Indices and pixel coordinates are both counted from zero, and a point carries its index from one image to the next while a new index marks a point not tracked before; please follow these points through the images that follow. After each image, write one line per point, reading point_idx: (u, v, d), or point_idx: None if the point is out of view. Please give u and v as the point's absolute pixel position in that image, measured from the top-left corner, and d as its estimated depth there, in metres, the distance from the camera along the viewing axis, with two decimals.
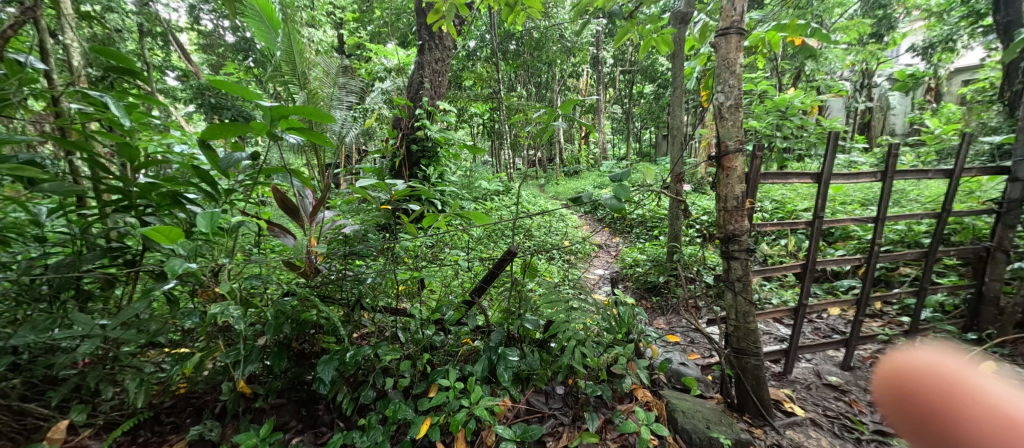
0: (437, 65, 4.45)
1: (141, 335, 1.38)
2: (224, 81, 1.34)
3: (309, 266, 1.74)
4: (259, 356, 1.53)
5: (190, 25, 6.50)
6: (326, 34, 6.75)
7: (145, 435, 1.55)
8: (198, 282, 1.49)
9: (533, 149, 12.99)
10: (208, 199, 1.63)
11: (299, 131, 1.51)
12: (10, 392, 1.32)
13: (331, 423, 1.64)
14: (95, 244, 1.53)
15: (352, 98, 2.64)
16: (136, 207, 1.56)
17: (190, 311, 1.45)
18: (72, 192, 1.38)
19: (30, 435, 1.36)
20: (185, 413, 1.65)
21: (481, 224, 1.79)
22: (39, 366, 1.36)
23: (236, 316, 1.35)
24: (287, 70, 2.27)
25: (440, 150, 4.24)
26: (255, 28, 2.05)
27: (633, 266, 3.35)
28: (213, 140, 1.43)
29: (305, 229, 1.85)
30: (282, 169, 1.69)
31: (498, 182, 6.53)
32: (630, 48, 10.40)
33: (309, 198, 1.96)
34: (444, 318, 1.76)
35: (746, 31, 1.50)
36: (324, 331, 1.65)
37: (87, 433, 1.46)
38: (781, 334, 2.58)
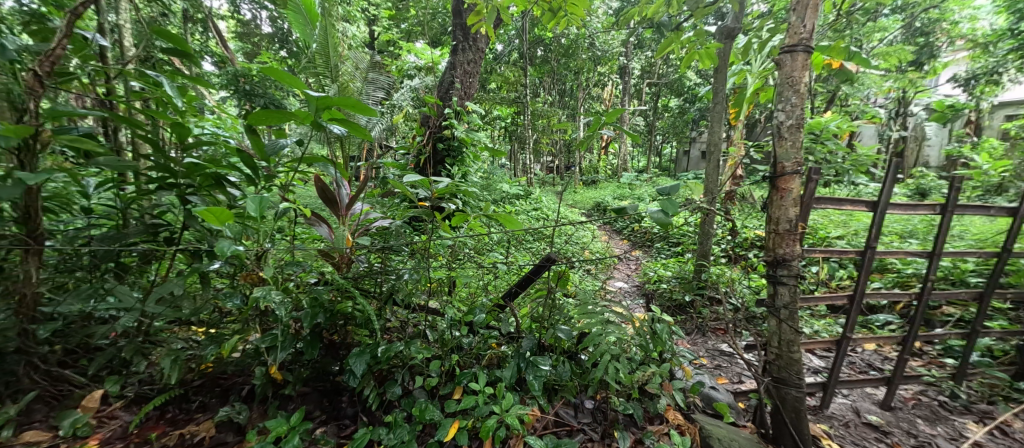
0: (469, 66, 4.51)
1: (177, 312, 1.45)
2: (275, 70, 1.38)
3: (342, 256, 1.82)
4: (294, 342, 1.56)
5: (230, 13, 6.74)
6: (359, 30, 6.91)
7: (173, 411, 1.60)
8: (242, 265, 1.57)
9: (551, 156, 12.99)
10: (250, 183, 1.69)
11: (341, 124, 1.52)
12: (50, 357, 1.43)
13: (355, 416, 1.67)
14: (137, 219, 1.60)
15: (381, 93, 2.68)
16: (180, 187, 1.59)
17: (232, 293, 1.52)
18: (117, 168, 1.43)
19: (70, 400, 1.45)
20: (212, 393, 1.67)
21: (507, 226, 1.93)
22: (76, 334, 1.46)
23: (277, 301, 1.42)
24: (321, 62, 2.38)
25: (466, 151, 4.37)
26: (292, 19, 2.11)
27: (656, 281, 3.32)
28: (258, 125, 1.45)
29: (340, 220, 2.02)
30: (324, 159, 1.70)
31: (518, 186, 6.81)
32: (660, 60, 10.34)
33: (347, 190, 2.08)
34: (476, 320, 1.77)
35: (814, 49, 1.46)
36: (357, 323, 1.69)
37: (119, 404, 1.53)
38: (817, 366, 2.50)
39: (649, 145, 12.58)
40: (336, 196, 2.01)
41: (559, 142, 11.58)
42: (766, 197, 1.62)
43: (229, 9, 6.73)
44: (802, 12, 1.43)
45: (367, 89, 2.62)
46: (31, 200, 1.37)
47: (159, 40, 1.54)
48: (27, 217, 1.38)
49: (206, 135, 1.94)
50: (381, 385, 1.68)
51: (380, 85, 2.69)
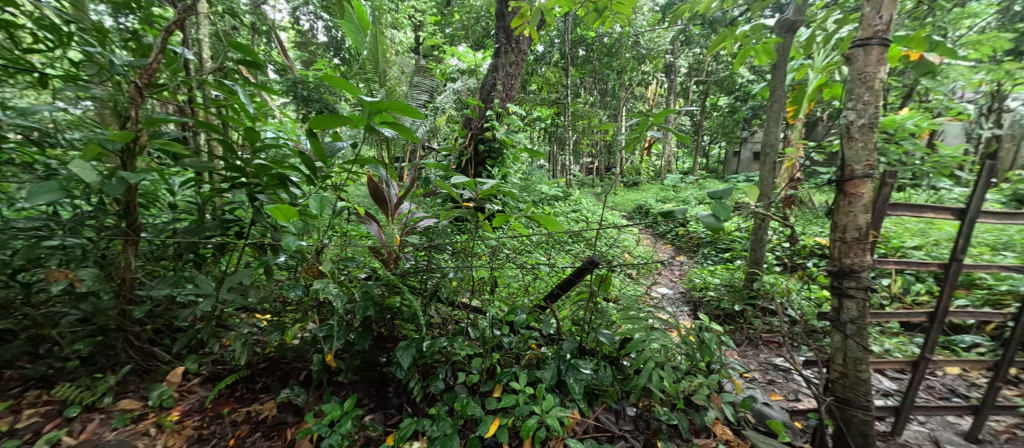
0: (512, 68, 4.56)
1: (245, 300, 1.59)
2: (332, 75, 1.47)
3: (389, 254, 1.90)
4: (348, 333, 1.69)
5: (291, 24, 7.23)
6: (406, 36, 7.18)
7: (241, 390, 1.89)
8: (304, 259, 1.70)
9: (592, 157, 12.84)
10: (309, 183, 1.81)
11: (392, 127, 1.59)
12: (143, 334, 1.81)
13: (400, 406, 1.77)
14: (214, 214, 1.76)
15: (424, 96, 2.77)
16: (250, 185, 1.73)
17: (295, 285, 1.65)
18: (201, 168, 1.59)
19: (157, 373, 1.83)
20: (274, 376, 1.94)
21: (549, 227, 1.97)
22: (160, 318, 1.84)
23: (334, 293, 1.54)
24: (370, 67, 2.46)
25: (506, 152, 4.52)
26: (346, 28, 2.23)
27: (703, 288, 3.21)
28: (317, 129, 1.53)
29: (388, 219, 2.05)
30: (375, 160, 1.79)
31: (559, 187, 6.80)
32: (711, 57, 9.90)
33: (393, 190, 2.12)
34: (517, 320, 1.81)
35: (891, 43, 1.36)
36: (404, 319, 1.80)
37: (196, 381, 1.89)
38: (888, 388, 2.30)
39: (697, 146, 12.07)
40: (386, 196, 2.06)
41: (600, 143, 11.42)
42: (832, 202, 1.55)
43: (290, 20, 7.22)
44: (878, 3, 1.34)
45: (412, 92, 2.72)
46: (131, 200, 1.64)
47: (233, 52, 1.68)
48: (127, 213, 1.66)
49: (268, 140, 2.08)
50: (424, 377, 1.78)
51: (424, 88, 2.77)
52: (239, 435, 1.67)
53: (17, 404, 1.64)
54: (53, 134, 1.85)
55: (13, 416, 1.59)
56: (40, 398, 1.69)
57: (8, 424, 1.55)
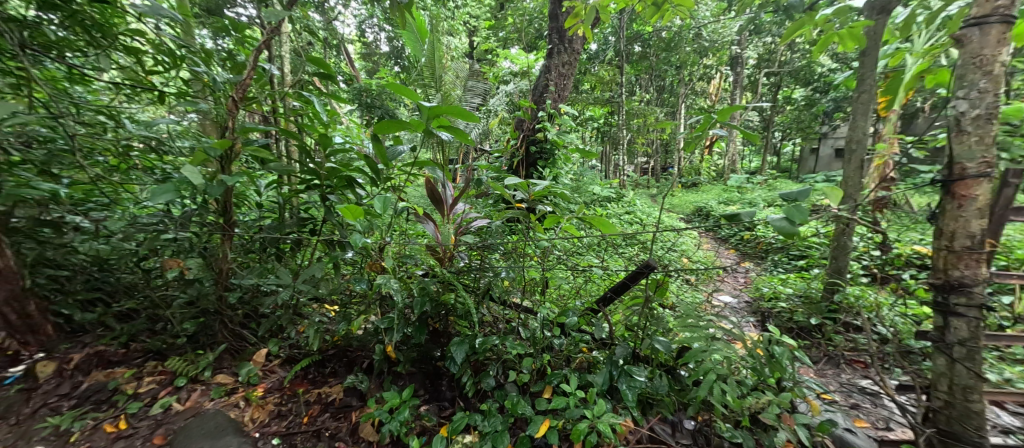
0: (564, 68, 4.57)
1: (317, 290, 1.81)
2: (394, 83, 1.58)
3: (445, 252, 1.98)
4: (405, 327, 1.89)
5: (358, 37, 7.79)
6: (461, 41, 7.43)
7: (313, 373, 2.25)
8: (369, 256, 1.89)
9: (647, 157, 12.44)
10: (373, 184, 1.93)
11: (449, 130, 1.66)
12: (235, 318, 2.16)
13: (452, 399, 2.01)
14: (293, 213, 2.06)
15: (478, 99, 2.83)
16: (323, 187, 1.91)
17: (361, 279, 1.83)
18: (283, 170, 1.83)
19: (247, 354, 2.24)
20: (340, 363, 2.28)
21: (602, 228, 1.97)
22: (247, 305, 2.17)
23: (395, 288, 1.70)
24: (428, 74, 2.56)
25: (558, 153, 4.53)
26: (407, 39, 2.40)
27: (772, 297, 3.02)
28: (381, 134, 1.64)
29: (443, 219, 2.08)
30: (434, 162, 1.87)
31: (611, 189, 6.70)
32: (783, 46, 9.15)
33: (449, 190, 2.15)
34: (568, 322, 1.90)
35: (1015, 21, 1.29)
36: (458, 316, 1.95)
37: (276, 363, 2.27)
38: (1009, 425, 1.99)
39: (767, 143, 11.23)
40: (442, 196, 2.09)
41: (656, 142, 11.04)
42: (937, 207, 1.50)
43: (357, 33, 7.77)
44: None
45: (466, 96, 2.81)
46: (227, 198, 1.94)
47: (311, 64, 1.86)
48: (223, 211, 1.99)
49: (337, 145, 2.28)
50: (476, 373, 1.92)
51: (477, 91, 2.85)
52: (312, 414, 1.99)
53: (140, 372, 2.14)
54: (168, 142, 2.31)
55: (137, 381, 2.08)
56: (157, 368, 2.17)
57: (133, 388, 2.04)
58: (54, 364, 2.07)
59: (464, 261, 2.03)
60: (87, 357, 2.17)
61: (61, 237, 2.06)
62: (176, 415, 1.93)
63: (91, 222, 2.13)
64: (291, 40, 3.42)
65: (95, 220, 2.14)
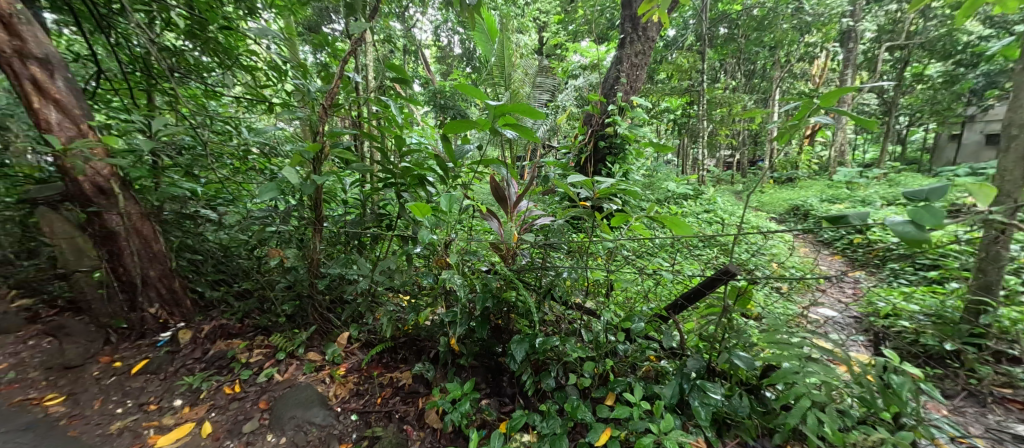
0: (636, 59, 4.45)
1: (391, 280, 1.99)
2: (463, 84, 1.61)
3: (507, 250, 2.02)
4: (471, 320, 1.92)
5: (433, 42, 8.27)
6: (531, 38, 7.49)
7: (386, 359, 2.59)
8: (436, 250, 1.93)
9: (731, 150, 11.50)
10: (442, 181, 2.06)
11: (515, 129, 1.65)
12: (324, 302, 2.61)
13: (512, 396, 2.02)
14: (370, 208, 2.23)
15: (545, 95, 2.93)
16: (397, 183, 2.10)
17: (428, 274, 1.92)
18: (363, 169, 2.05)
19: (333, 335, 2.64)
20: (408, 350, 2.61)
21: (679, 230, 1.83)
22: (332, 292, 2.59)
23: (459, 284, 1.74)
24: (497, 73, 2.61)
25: (628, 147, 4.43)
26: (477, 40, 2.38)
27: (888, 316, 2.65)
28: (450, 133, 1.69)
29: (508, 216, 2.12)
30: (499, 161, 1.90)
31: (687, 186, 6.35)
32: (907, 15, 7.79)
33: (517, 190, 2.20)
34: (633, 328, 1.83)
35: None
36: (518, 311, 1.96)
37: (356, 346, 2.66)
38: None
39: (884, 131, 9.69)
40: (506, 194, 2.14)
41: (742, 134, 10.16)
42: None
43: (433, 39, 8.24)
44: None
45: (534, 93, 2.89)
46: (316, 193, 2.34)
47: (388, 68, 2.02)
48: (312, 204, 2.41)
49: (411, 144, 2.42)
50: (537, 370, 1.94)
51: (545, 88, 2.91)
52: (385, 396, 2.34)
53: (251, 344, 2.69)
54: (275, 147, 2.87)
55: (248, 352, 2.62)
56: (264, 342, 2.71)
57: (246, 358, 2.58)
58: (192, 331, 2.70)
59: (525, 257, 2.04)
60: (213, 328, 2.73)
61: (197, 226, 2.68)
62: (278, 383, 2.42)
63: (215, 214, 2.63)
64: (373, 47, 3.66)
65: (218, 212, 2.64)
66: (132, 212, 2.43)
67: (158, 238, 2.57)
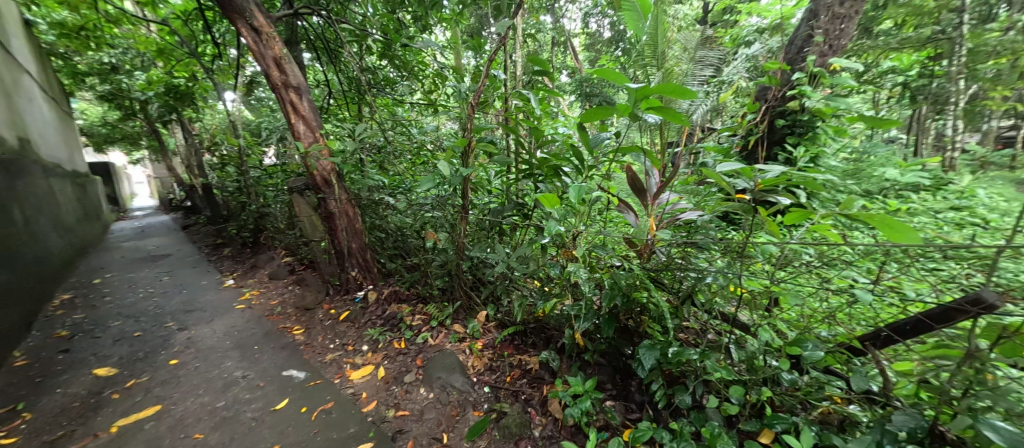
0: (839, 9, 4.26)
1: (528, 267, 2.95)
2: (607, 75, 2.14)
3: (644, 246, 2.58)
4: (594, 316, 2.73)
5: (583, 29, 8.36)
6: (692, 6, 6.75)
7: (519, 340, 3.56)
8: (563, 245, 2.84)
9: (1010, 118, 8.08)
10: (578, 171, 2.94)
11: (657, 110, 2.21)
12: (468, 281, 3.78)
13: (639, 404, 2.73)
14: (513, 201, 3.34)
15: (708, 71, 2.73)
16: (534, 175, 3.29)
17: (555, 265, 2.88)
18: (502, 162, 3.20)
19: (475, 312, 3.81)
20: (538, 337, 3.47)
21: (892, 240, 1.74)
22: (468, 274, 3.76)
23: (582, 277, 2.58)
24: (649, 52, 2.69)
25: (819, 123, 4.31)
26: (629, 19, 2.59)
27: None
28: (594, 119, 2.36)
29: (645, 208, 2.73)
30: (637, 149, 2.57)
31: (915, 173, 4.91)
32: None
33: (655, 179, 2.80)
34: (804, 355, 2.09)
35: None
36: (651, 317, 2.62)
37: (492, 324, 3.75)
38: None
39: None
40: (645, 188, 2.70)
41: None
42: None
43: (583, 26, 8.34)
44: None
45: (695, 69, 2.72)
46: (465, 187, 3.48)
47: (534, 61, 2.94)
48: (458, 195, 3.68)
49: (549, 140, 3.17)
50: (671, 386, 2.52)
51: (709, 61, 2.72)
52: (513, 376, 3.25)
53: (412, 311, 4.23)
54: (432, 144, 4.17)
55: (411, 316, 4.15)
56: (422, 310, 4.19)
57: (411, 320, 4.09)
58: (378, 293, 4.59)
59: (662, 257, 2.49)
60: (392, 293, 4.57)
61: (376, 211, 4.58)
62: (429, 347, 3.69)
63: (403, 204, 4.11)
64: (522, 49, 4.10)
65: (382, 200, 4.41)
66: (341, 196, 4.50)
67: (357, 218, 4.63)
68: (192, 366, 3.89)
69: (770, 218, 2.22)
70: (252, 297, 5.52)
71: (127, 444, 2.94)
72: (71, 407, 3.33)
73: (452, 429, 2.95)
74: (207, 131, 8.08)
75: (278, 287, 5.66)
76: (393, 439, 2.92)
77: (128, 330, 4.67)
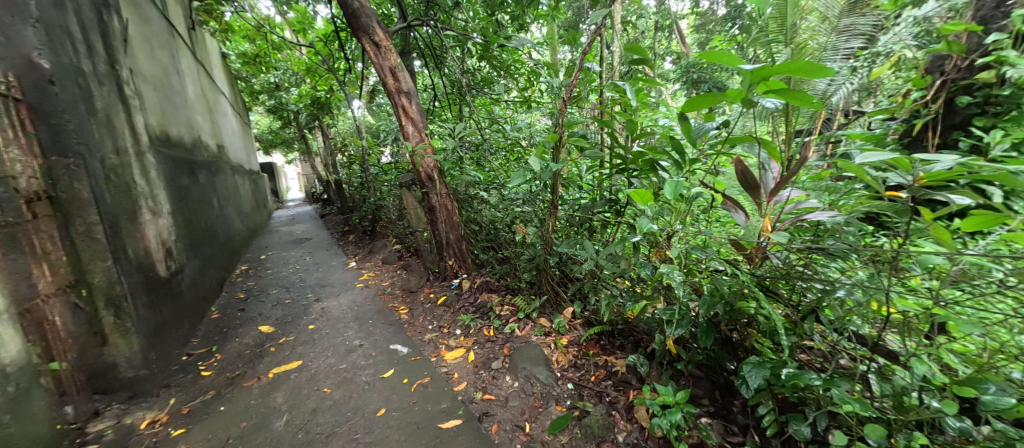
0: None
1: (616, 265, 2.80)
2: (714, 54, 1.81)
3: (756, 250, 2.21)
4: (690, 323, 2.43)
5: (692, 10, 7.67)
6: None
7: (605, 341, 3.31)
8: (656, 243, 2.59)
9: None
10: (677, 166, 2.60)
11: (779, 92, 1.86)
12: (554, 277, 3.64)
13: (742, 427, 2.38)
14: (604, 196, 3.11)
15: (856, 42, 2.30)
16: (629, 171, 2.95)
17: (647, 266, 2.60)
18: (594, 157, 2.96)
19: (561, 308, 3.64)
20: (628, 340, 3.18)
21: None
22: (555, 270, 3.60)
23: (676, 280, 2.24)
24: (774, 27, 2.43)
25: None
26: None
27: None
28: (698, 108, 2.08)
29: (759, 206, 2.26)
30: (750, 139, 2.17)
31: None
32: None
33: (774, 174, 2.26)
34: (982, 399, 1.65)
35: None
36: (761, 330, 2.22)
37: (578, 322, 3.55)
38: None
39: None
40: (758, 182, 2.24)
41: None
42: None
43: (692, 6, 7.64)
44: None
45: (837, 42, 2.33)
46: (554, 182, 3.36)
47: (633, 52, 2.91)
48: (548, 190, 3.53)
49: (644, 130, 2.88)
50: (783, 414, 2.14)
51: (857, 31, 2.30)
52: (597, 377, 3.02)
53: (499, 301, 4.26)
54: (529, 141, 4.24)
55: (500, 306, 4.19)
56: (509, 301, 4.21)
57: (500, 310, 4.11)
58: (471, 282, 4.80)
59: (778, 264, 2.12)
60: (483, 282, 4.68)
61: (473, 205, 4.78)
62: (516, 337, 3.64)
63: (497, 197, 4.18)
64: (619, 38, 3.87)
65: (479, 195, 4.59)
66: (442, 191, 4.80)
67: (455, 212, 4.88)
68: (324, 331, 4.45)
69: (935, 222, 1.79)
70: (369, 278, 6.31)
71: (279, 389, 3.41)
72: (245, 353, 4.03)
73: (534, 419, 2.86)
74: (341, 134, 9.40)
75: (389, 271, 6.41)
76: (480, 420, 2.91)
77: (281, 297, 5.74)
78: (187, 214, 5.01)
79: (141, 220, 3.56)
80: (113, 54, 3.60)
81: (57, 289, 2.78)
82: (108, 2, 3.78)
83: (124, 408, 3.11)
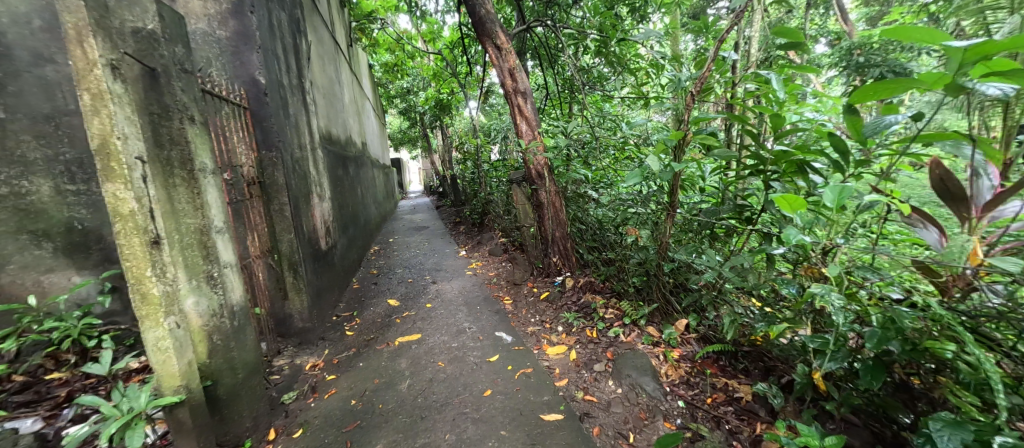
0: None
1: (744, 279, 2.52)
2: (906, 29, 1.43)
3: (956, 278, 1.71)
4: (849, 359, 1.97)
5: None
6: None
7: (724, 361, 2.97)
8: (809, 259, 2.21)
9: None
10: (836, 168, 2.11)
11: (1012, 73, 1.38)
12: (666, 285, 3.41)
13: None
14: (733, 200, 2.75)
15: None
16: (766, 173, 2.47)
17: (791, 282, 2.27)
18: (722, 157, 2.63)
19: (672, 318, 3.39)
20: (753, 366, 2.79)
21: None
22: (669, 278, 3.36)
23: (835, 305, 1.86)
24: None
25: None
26: None
27: None
28: (875, 95, 1.67)
29: (966, 223, 1.72)
30: (959, 135, 1.61)
31: None
32: None
33: (993, 181, 1.69)
34: None
35: None
36: (960, 381, 1.69)
37: (692, 336, 3.26)
38: None
39: None
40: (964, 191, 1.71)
41: None
42: None
43: None
44: None
45: None
46: (673, 183, 3.11)
47: (786, 34, 2.51)
48: (664, 191, 3.28)
49: (789, 126, 2.46)
50: None
51: None
52: (715, 398, 2.72)
53: (604, 304, 4.12)
54: (647, 138, 3.97)
55: (604, 308, 4.05)
56: (615, 305, 4.04)
57: (604, 312, 3.98)
58: (574, 281, 4.74)
59: (993, 300, 1.62)
60: (587, 282, 4.58)
61: (580, 203, 4.65)
62: (620, 342, 3.51)
63: (609, 197, 4.05)
64: (760, 22, 3.40)
65: (588, 193, 4.48)
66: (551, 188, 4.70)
67: (563, 210, 4.75)
68: (439, 311, 4.84)
69: None
70: (478, 267, 6.70)
71: (403, 355, 3.77)
72: (377, 321, 4.61)
73: (639, 431, 2.68)
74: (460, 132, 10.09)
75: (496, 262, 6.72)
76: (581, 419, 2.82)
77: (404, 276, 6.46)
78: (340, 199, 5.94)
79: (314, 203, 4.33)
80: (301, 70, 4.43)
81: (261, 253, 3.56)
82: (300, 28, 4.65)
83: (296, 350, 3.82)
